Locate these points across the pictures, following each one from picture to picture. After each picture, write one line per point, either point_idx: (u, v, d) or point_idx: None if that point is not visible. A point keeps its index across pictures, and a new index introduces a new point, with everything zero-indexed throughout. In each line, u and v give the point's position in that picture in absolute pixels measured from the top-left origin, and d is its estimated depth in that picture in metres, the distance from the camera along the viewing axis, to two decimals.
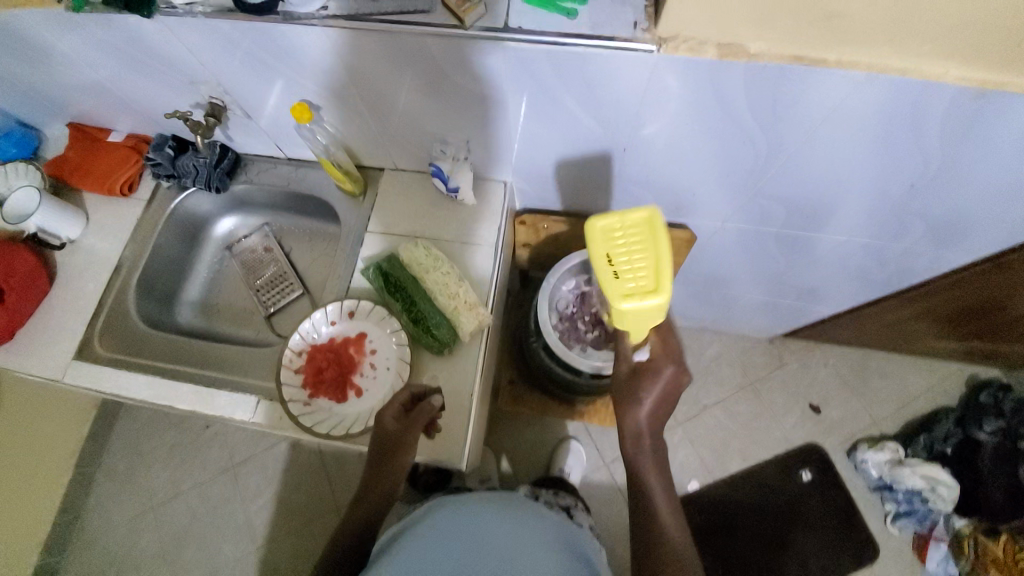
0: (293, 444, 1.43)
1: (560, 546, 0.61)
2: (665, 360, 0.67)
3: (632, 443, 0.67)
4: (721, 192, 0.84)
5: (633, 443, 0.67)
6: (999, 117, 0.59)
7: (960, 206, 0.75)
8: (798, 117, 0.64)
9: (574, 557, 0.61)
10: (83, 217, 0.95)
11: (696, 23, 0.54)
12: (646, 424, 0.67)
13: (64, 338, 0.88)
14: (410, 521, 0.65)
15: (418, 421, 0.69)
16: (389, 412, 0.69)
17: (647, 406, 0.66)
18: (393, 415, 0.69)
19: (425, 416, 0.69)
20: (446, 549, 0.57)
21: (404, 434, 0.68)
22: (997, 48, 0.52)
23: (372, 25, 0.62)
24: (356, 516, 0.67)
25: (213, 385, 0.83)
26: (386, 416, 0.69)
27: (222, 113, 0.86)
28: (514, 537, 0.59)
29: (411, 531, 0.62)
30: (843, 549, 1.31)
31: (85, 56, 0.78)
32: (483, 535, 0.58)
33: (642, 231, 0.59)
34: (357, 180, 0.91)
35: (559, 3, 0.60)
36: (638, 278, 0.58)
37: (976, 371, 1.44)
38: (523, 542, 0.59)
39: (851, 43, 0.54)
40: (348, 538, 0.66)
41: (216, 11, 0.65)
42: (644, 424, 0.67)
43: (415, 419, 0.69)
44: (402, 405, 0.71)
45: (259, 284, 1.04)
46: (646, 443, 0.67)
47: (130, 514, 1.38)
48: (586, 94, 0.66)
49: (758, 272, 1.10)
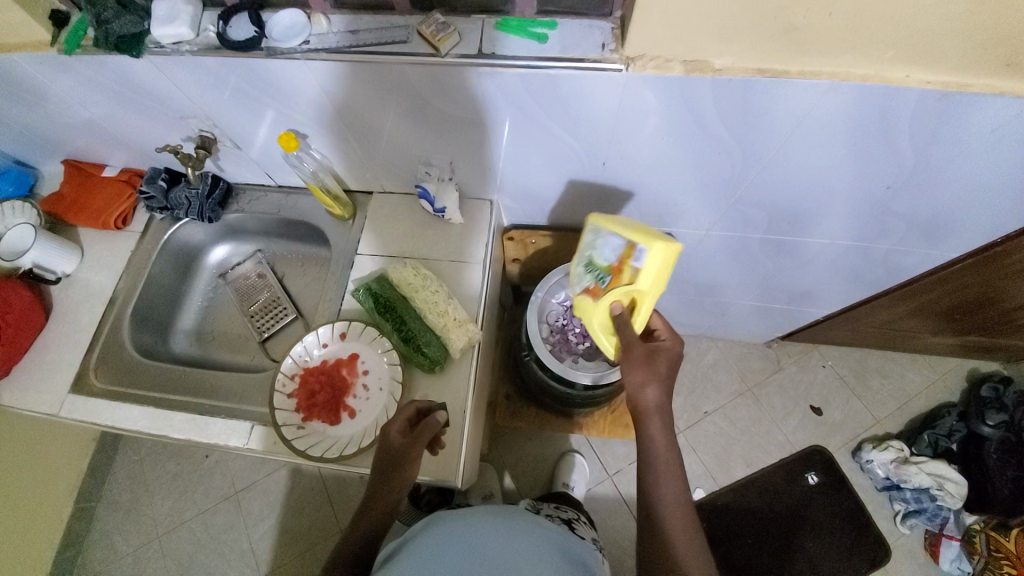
0: (294, 469, 1.42)
1: (558, 556, 0.61)
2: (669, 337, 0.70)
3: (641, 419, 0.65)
4: (703, 200, 0.85)
5: (645, 420, 0.65)
6: (964, 117, 0.60)
7: (938, 205, 0.76)
8: (769, 126, 0.66)
9: (572, 566, 0.61)
10: (78, 251, 0.97)
11: (662, 41, 0.57)
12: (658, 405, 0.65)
13: (60, 372, 0.88)
14: (408, 536, 0.65)
15: (421, 436, 0.68)
16: (396, 424, 0.69)
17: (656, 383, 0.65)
18: (399, 429, 0.69)
19: (430, 431, 0.69)
20: (445, 559, 0.56)
21: (409, 449, 0.67)
22: (953, 51, 0.53)
23: (353, 56, 0.64)
24: (353, 537, 0.67)
25: (208, 413, 0.83)
26: (391, 428, 0.68)
27: (212, 145, 0.88)
28: (512, 547, 0.59)
29: (409, 545, 0.61)
30: (853, 552, 1.29)
31: (79, 97, 0.81)
32: (481, 546, 0.58)
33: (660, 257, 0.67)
34: (345, 204, 0.93)
35: (530, 29, 0.62)
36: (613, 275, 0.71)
37: (975, 366, 1.44)
38: (521, 551, 0.59)
39: (814, 52, 0.56)
40: (345, 559, 0.65)
41: (202, 49, 0.67)
42: (659, 405, 0.65)
43: (419, 434, 0.68)
44: (408, 420, 0.71)
45: (254, 310, 1.05)
46: (660, 423, 0.64)
47: (130, 548, 1.36)
48: (563, 113, 0.68)
49: (749, 277, 1.11)
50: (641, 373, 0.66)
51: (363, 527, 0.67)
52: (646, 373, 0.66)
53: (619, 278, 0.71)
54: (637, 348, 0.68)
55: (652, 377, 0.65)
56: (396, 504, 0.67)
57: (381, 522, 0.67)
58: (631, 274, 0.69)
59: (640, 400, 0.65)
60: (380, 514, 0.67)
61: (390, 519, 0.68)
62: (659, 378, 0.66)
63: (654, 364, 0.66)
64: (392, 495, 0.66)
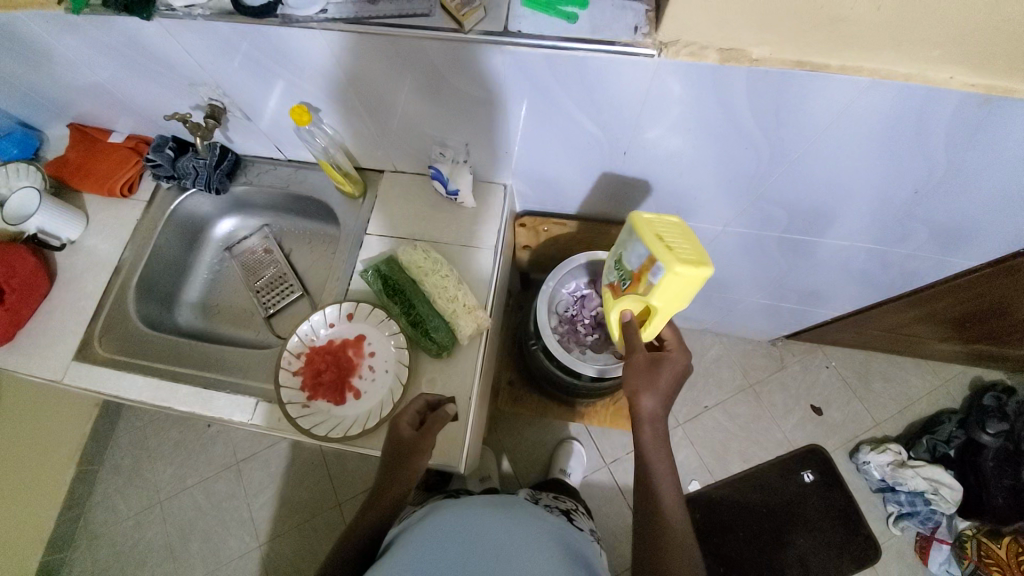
0: (294, 442, 1.44)
1: (556, 545, 0.61)
2: (680, 351, 0.71)
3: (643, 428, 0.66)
4: (721, 194, 0.83)
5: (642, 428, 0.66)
6: (1006, 123, 0.58)
7: (964, 213, 0.75)
8: (799, 122, 0.63)
9: (573, 560, 0.61)
10: (84, 217, 0.95)
11: (695, 29, 0.54)
12: (659, 410, 0.66)
13: (64, 340, 0.88)
14: (409, 524, 0.65)
15: (433, 429, 0.68)
16: (406, 416, 0.69)
17: (662, 388, 0.67)
18: (409, 422, 0.69)
19: (441, 424, 0.68)
20: (447, 549, 0.56)
21: (426, 438, 0.68)
22: (1004, 55, 0.51)
23: (371, 29, 0.61)
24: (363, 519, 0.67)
25: (212, 387, 0.83)
26: (402, 421, 0.68)
27: (221, 114, 0.85)
28: (510, 537, 0.59)
29: (409, 533, 0.61)
30: (844, 551, 1.31)
31: (86, 58, 0.78)
32: (487, 538, 0.58)
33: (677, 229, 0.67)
34: (356, 181, 0.91)
35: (558, 6, 0.59)
36: (685, 251, 0.63)
37: (978, 374, 1.43)
38: (520, 540, 0.59)
39: (855, 48, 0.53)
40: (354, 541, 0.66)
41: (215, 14, 0.65)
42: (656, 410, 0.66)
43: (429, 427, 0.68)
44: (418, 412, 0.70)
45: (259, 285, 1.03)
46: (657, 429, 0.66)
47: (132, 511, 1.38)
48: (585, 96, 0.66)
49: (760, 275, 1.09)
50: (640, 381, 0.67)
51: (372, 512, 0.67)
52: (643, 382, 0.67)
53: (636, 288, 0.70)
54: (640, 358, 0.69)
55: (650, 386, 0.66)
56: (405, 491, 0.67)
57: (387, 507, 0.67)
58: (647, 287, 0.66)
59: (639, 405, 0.67)
60: (391, 499, 0.67)
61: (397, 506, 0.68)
62: (657, 388, 0.66)
63: (656, 372, 0.67)
64: (402, 477, 0.67)
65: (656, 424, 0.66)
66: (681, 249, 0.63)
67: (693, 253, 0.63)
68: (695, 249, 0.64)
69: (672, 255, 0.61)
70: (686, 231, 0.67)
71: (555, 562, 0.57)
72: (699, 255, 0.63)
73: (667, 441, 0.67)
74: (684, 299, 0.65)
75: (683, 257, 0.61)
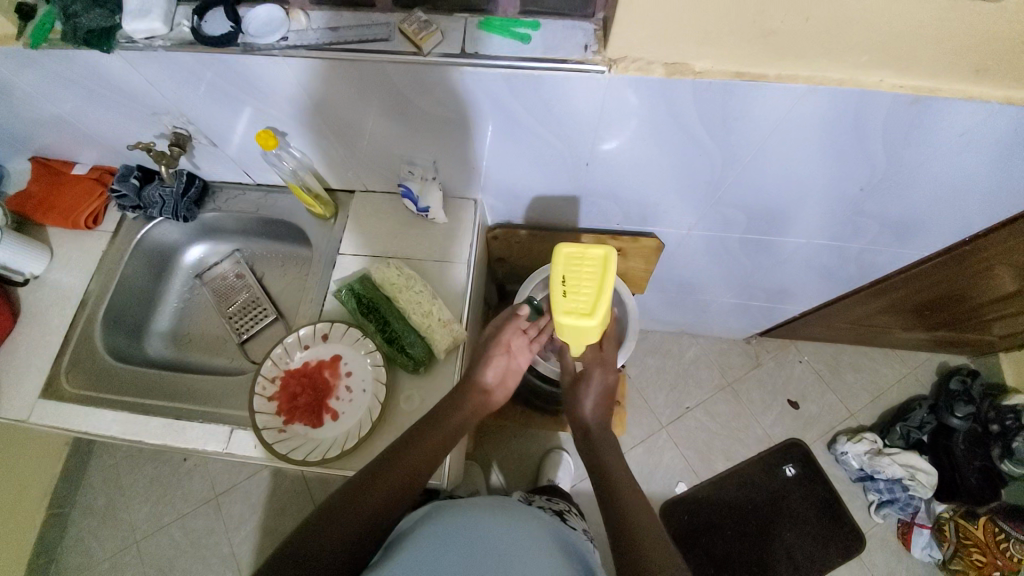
0: (275, 471, 1.40)
1: (555, 547, 0.62)
2: (601, 370, 0.79)
3: (582, 436, 0.78)
4: (684, 200, 0.86)
5: (580, 435, 0.79)
6: (934, 121, 0.62)
7: (910, 205, 0.79)
8: (747, 128, 0.67)
9: (569, 560, 0.61)
10: (47, 251, 0.93)
11: (642, 45, 0.57)
12: (592, 422, 0.78)
13: (28, 378, 0.85)
14: (407, 527, 0.62)
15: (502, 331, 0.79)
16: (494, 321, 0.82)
17: (590, 401, 0.79)
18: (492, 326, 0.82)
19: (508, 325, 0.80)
20: (447, 554, 0.55)
21: (467, 413, 0.72)
22: (924, 58, 0.55)
23: (335, 54, 0.63)
24: (355, 512, 0.59)
25: (184, 417, 0.81)
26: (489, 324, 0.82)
27: (187, 142, 0.86)
28: (516, 541, 0.58)
29: (409, 538, 0.59)
30: (830, 541, 1.33)
31: (46, 92, 0.78)
32: (484, 544, 0.56)
33: (596, 268, 0.67)
34: (326, 203, 0.92)
35: (513, 29, 0.62)
36: (578, 300, 0.67)
37: (945, 360, 1.49)
38: (525, 545, 0.58)
39: (790, 58, 0.57)
40: (337, 543, 0.56)
41: (176, 44, 0.65)
42: (589, 422, 0.79)
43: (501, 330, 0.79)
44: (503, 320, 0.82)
45: (232, 310, 1.02)
46: (596, 437, 0.77)
47: (107, 554, 1.32)
48: (546, 112, 0.68)
49: (730, 275, 1.13)
50: (573, 398, 0.81)
51: (371, 499, 0.61)
52: (574, 398, 0.80)
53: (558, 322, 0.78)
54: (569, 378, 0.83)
55: (578, 402, 0.80)
56: (411, 482, 0.64)
57: (382, 508, 0.61)
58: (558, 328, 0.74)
59: (574, 418, 0.80)
60: (393, 491, 0.62)
61: (392, 522, 0.61)
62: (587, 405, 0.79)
63: (581, 390, 0.80)
64: (423, 458, 0.66)
65: (590, 432, 0.78)
66: (575, 297, 0.67)
67: (584, 302, 0.67)
68: (592, 301, 0.67)
69: (559, 313, 0.68)
70: (607, 267, 0.67)
71: (559, 567, 0.58)
72: (590, 305, 0.67)
73: (615, 449, 0.75)
74: (586, 338, 0.72)
75: (565, 318, 0.67)
